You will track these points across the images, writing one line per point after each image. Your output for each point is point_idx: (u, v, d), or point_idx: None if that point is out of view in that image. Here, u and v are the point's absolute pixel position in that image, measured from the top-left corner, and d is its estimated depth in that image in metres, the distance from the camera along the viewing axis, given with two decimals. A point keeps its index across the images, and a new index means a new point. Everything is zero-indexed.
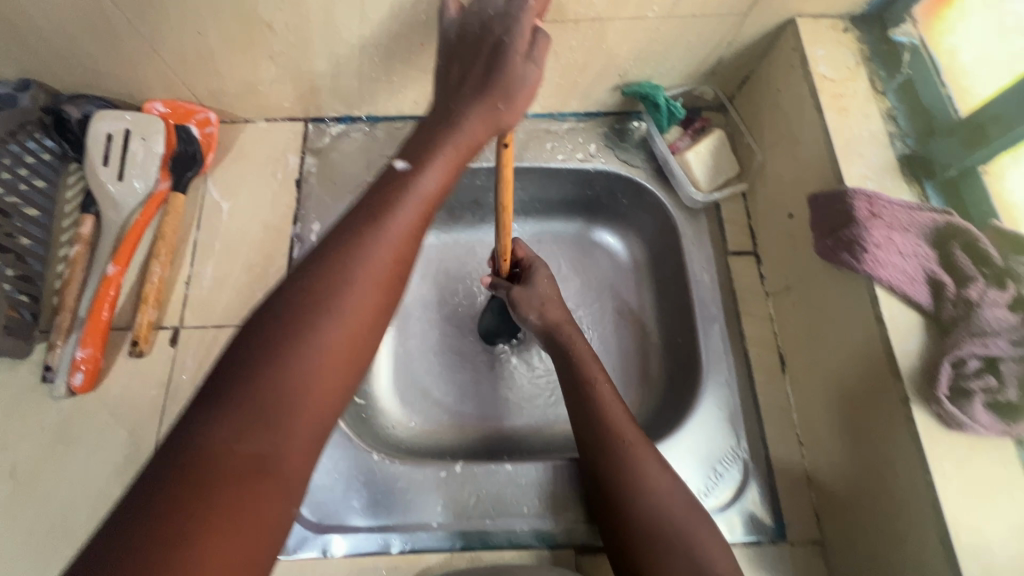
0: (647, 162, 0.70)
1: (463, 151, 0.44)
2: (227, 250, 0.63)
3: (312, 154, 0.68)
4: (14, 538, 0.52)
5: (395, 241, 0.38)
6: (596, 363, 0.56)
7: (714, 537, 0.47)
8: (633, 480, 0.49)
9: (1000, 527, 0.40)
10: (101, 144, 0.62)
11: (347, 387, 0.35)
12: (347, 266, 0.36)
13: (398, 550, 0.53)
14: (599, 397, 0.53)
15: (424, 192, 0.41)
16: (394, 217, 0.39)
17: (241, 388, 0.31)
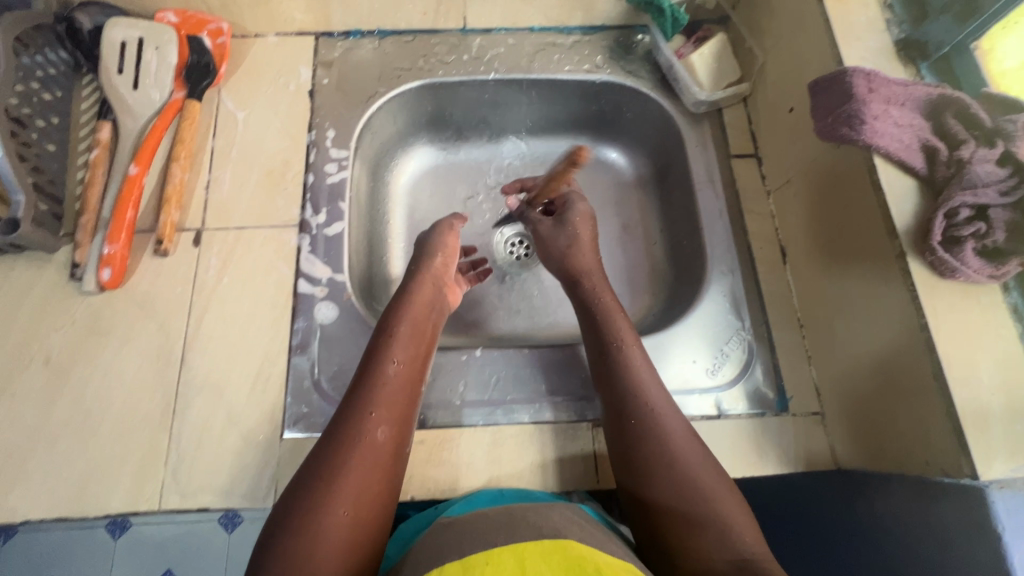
0: (652, 73, 0.72)
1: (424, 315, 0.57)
2: (244, 157, 0.65)
3: (324, 66, 0.70)
4: (52, 420, 0.53)
5: (379, 422, 0.48)
6: (622, 318, 0.56)
7: (741, 506, 0.44)
8: (655, 422, 0.48)
9: (988, 359, 0.44)
10: (116, 52, 0.63)
11: (372, 505, 0.44)
12: (346, 457, 0.45)
13: (424, 425, 0.56)
14: (624, 358, 0.52)
15: (397, 365, 0.52)
16: (375, 400, 0.49)
17: (284, 545, 0.40)
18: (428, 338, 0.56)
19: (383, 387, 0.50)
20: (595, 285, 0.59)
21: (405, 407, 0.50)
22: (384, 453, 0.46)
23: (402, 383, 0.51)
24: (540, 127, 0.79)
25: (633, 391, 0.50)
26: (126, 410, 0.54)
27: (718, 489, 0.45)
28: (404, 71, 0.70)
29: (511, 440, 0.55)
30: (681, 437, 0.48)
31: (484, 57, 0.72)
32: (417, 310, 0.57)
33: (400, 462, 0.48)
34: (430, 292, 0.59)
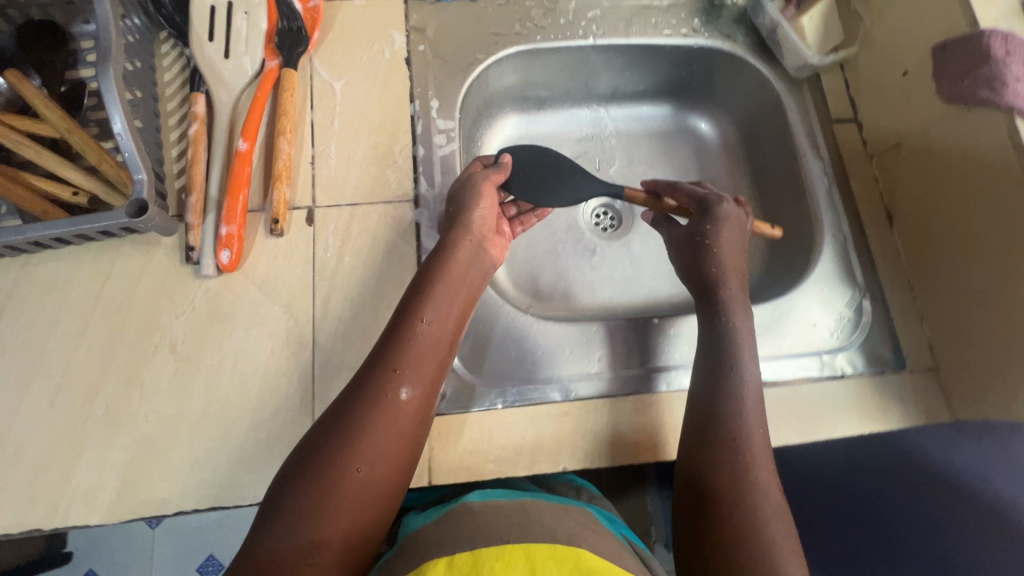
0: (749, 37, 0.71)
1: (460, 269, 0.55)
2: (347, 129, 0.62)
3: (418, 32, 0.66)
4: (188, 410, 0.52)
5: (405, 381, 0.48)
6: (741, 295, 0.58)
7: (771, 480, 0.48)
8: (733, 391, 0.52)
9: None
10: (205, 17, 0.59)
11: (389, 466, 0.45)
12: (370, 413, 0.46)
13: (564, 398, 0.56)
14: (735, 328, 0.55)
15: (426, 320, 0.51)
16: (403, 358, 0.49)
17: (291, 495, 0.42)
18: (460, 292, 0.54)
19: (413, 348, 0.49)
20: (726, 267, 0.59)
21: (433, 369, 0.50)
22: (407, 414, 0.47)
23: (430, 344, 0.50)
24: (624, 94, 0.78)
25: (727, 356, 0.54)
26: (263, 397, 0.53)
27: (757, 454, 0.49)
28: (501, 36, 0.68)
29: (650, 407, 0.57)
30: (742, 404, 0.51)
31: (581, 20, 0.69)
32: (456, 268, 0.54)
33: (425, 422, 0.49)
34: (467, 245, 0.56)
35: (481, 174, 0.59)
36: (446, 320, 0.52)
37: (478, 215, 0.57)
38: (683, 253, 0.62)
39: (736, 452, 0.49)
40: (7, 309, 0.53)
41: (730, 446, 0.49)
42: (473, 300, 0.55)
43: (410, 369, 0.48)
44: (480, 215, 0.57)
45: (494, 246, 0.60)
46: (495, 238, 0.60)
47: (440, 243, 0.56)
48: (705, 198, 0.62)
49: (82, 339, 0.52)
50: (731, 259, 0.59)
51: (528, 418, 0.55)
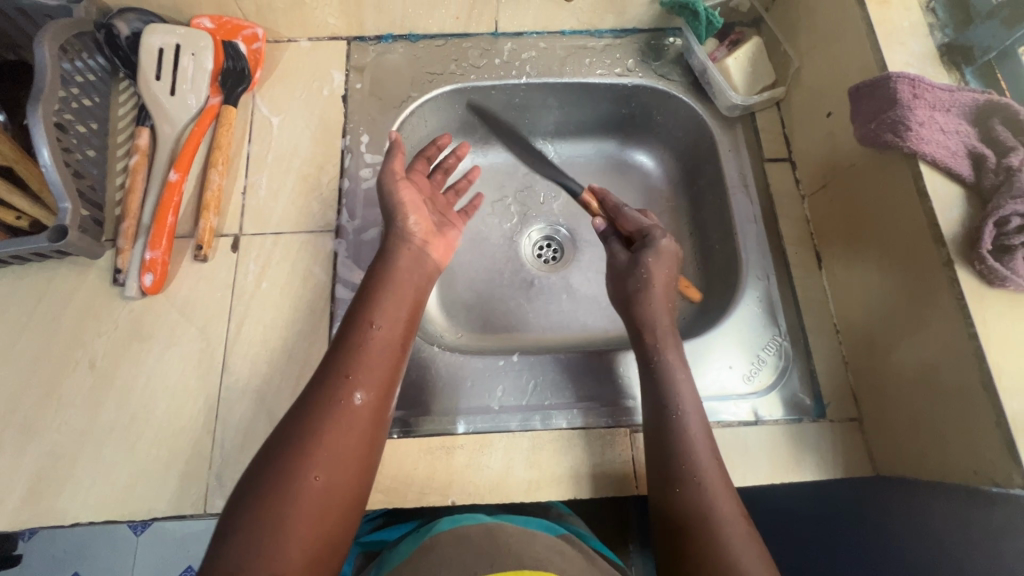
0: (684, 76, 0.71)
1: (412, 276, 0.55)
2: (280, 162, 0.65)
3: (357, 71, 0.70)
4: (99, 424, 0.54)
5: (360, 386, 0.47)
6: (676, 339, 0.57)
7: (735, 506, 0.47)
8: (674, 421, 0.51)
9: (1018, 366, 0.44)
10: (153, 57, 0.64)
11: (347, 476, 0.44)
12: (322, 424, 0.45)
13: (463, 431, 0.56)
14: (668, 366, 0.55)
15: (380, 328, 0.50)
16: (359, 366, 0.48)
17: (248, 515, 0.41)
18: (413, 299, 0.54)
19: (366, 353, 0.49)
20: (655, 306, 0.59)
21: (387, 373, 0.49)
22: (362, 421, 0.46)
23: (381, 349, 0.50)
24: (569, 130, 0.79)
25: (663, 391, 0.53)
26: (168, 417, 0.55)
27: (717, 486, 0.48)
28: (436, 75, 0.71)
29: (550, 445, 0.56)
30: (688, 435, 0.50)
31: (515, 60, 0.71)
32: (408, 271, 0.55)
33: (382, 427, 0.48)
34: (416, 253, 0.56)
35: (387, 171, 0.57)
36: (398, 323, 0.52)
37: (412, 224, 0.57)
38: (622, 284, 0.62)
39: (699, 484, 0.48)
40: None
41: (690, 479, 0.48)
42: (423, 301, 0.55)
43: (364, 376, 0.47)
44: (415, 222, 0.57)
45: (436, 246, 0.59)
46: (436, 239, 0.59)
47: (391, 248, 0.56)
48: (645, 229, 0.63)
49: (10, 352, 0.56)
50: (659, 299, 0.59)
51: (422, 449, 0.55)
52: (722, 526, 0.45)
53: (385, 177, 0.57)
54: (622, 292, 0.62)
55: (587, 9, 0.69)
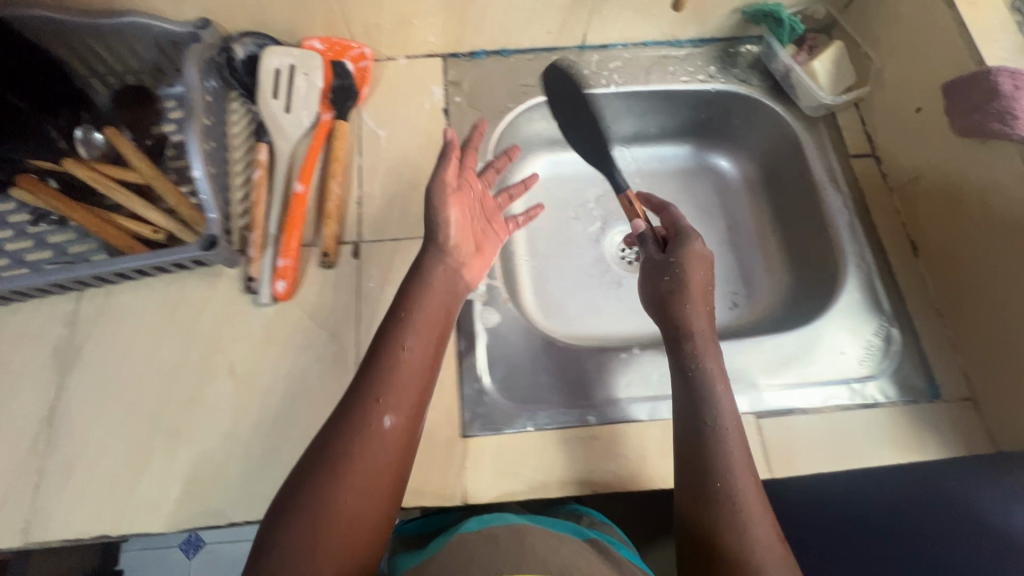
0: (764, 81, 0.75)
1: (439, 300, 0.55)
2: (391, 173, 0.68)
3: (455, 86, 0.73)
4: (243, 427, 0.56)
5: (393, 407, 0.47)
6: (711, 353, 0.56)
7: (770, 528, 0.46)
8: (712, 432, 0.51)
9: None
10: (271, 78, 0.67)
11: (380, 497, 0.44)
12: (354, 446, 0.44)
13: (594, 422, 0.58)
14: (706, 377, 0.54)
15: (409, 350, 0.50)
16: (392, 388, 0.48)
17: (284, 535, 0.41)
18: (440, 321, 0.54)
19: (395, 376, 0.48)
20: (698, 309, 0.59)
21: (414, 397, 0.48)
22: (389, 446, 0.46)
23: (414, 372, 0.49)
24: (648, 135, 0.83)
25: (698, 401, 0.53)
26: (307, 417, 0.57)
27: (749, 498, 0.47)
28: (529, 87, 0.74)
29: None
30: (721, 449, 0.50)
31: (603, 71, 0.75)
32: (432, 293, 0.55)
33: (412, 450, 0.48)
34: (445, 272, 0.57)
35: (439, 179, 0.56)
36: (429, 346, 0.51)
37: (450, 240, 0.57)
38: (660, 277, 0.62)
39: (730, 495, 0.48)
40: (91, 334, 0.60)
41: (722, 490, 0.48)
42: (445, 324, 0.54)
43: (395, 400, 0.47)
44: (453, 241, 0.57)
45: (472, 265, 0.60)
46: (474, 258, 0.60)
47: (422, 263, 0.56)
48: (681, 226, 0.64)
49: (153, 360, 0.58)
50: (698, 300, 0.59)
51: (557, 441, 0.57)
52: (751, 540, 0.45)
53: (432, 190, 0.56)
54: (649, 289, 0.63)
55: (671, 21, 0.73)
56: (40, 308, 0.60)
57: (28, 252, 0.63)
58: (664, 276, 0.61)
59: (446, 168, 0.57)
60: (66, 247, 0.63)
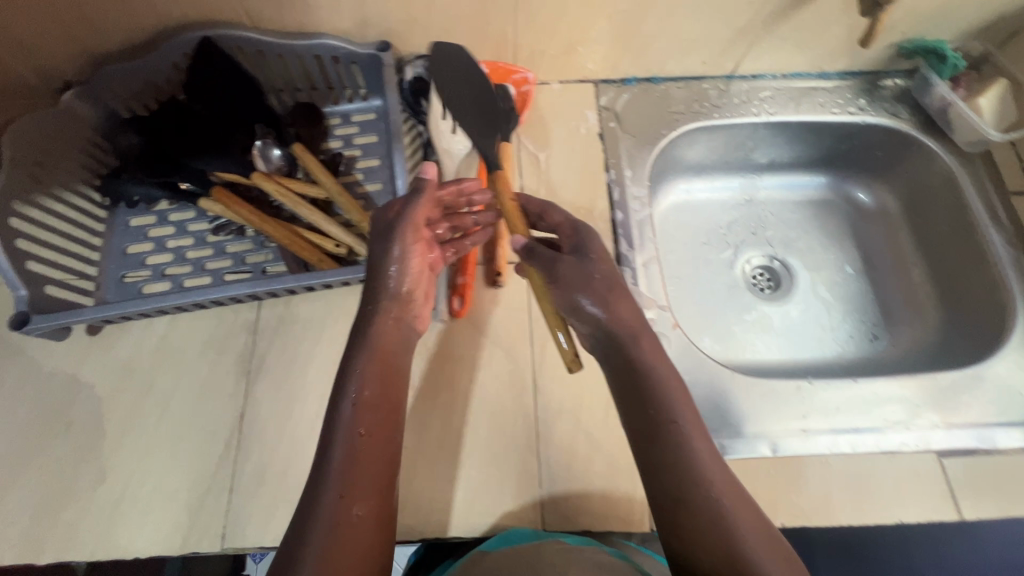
0: (913, 115, 0.75)
1: (381, 363, 0.49)
2: (552, 195, 0.70)
3: (608, 111, 0.75)
4: (429, 442, 0.57)
5: (357, 495, 0.41)
6: (666, 366, 0.50)
7: (766, 537, 0.40)
8: (678, 445, 0.44)
9: None
10: (442, 99, 0.69)
11: None
12: (313, 555, 0.38)
13: (776, 454, 0.58)
14: (663, 388, 0.48)
15: (358, 427, 0.44)
16: (353, 475, 0.42)
17: None
18: (388, 388, 0.48)
19: (347, 464, 0.42)
20: (631, 309, 0.52)
21: (381, 472, 0.43)
22: (367, 535, 0.40)
23: (380, 447, 0.44)
24: (784, 165, 0.84)
25: (659, 424, 0.46)
26: (491, 435, 0.58)
27: (730, 495, 0.42)
28: (680, 114, 0.75)
29: (860, 466, 0.57)
30: (689, 452, 0.44)
31: (753, 100, 0.76)
32: (378, 357, 0.50)
33: (387, 543, 0.41)
34: (390, 323, 0.52)
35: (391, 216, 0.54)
36: (381, 416, 0.46)
37: (402, 284, 0.53)
38: (564, 285, 0.52)
39: (705, 506, 0.41)
40: (273, 343, 0.61)
41: (698, 499, 0.42)
42: (398, 381, 0.50)
43: (363, 482, 0.42)
44: (402, 286, 0.53)
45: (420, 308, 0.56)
46: (424, 304, 0.57)
47: (365, 316, 0.52)
48: (577, 230, 0.57)
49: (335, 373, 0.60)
50: (625, 305, 0.52)
51: (742, 471, 0.56)
52: (743, 545, 0.39)
53: (387, 234, 0.53)
54: (569, 293, 0.52)
55: (825, 55, 0.74)
56: (225, 316, 0.62)
57: (208, 260, 0.65)
58: (580, 291, 0.52)
59: (421, 200, 0.54)
60: (246, 257, 0.65)
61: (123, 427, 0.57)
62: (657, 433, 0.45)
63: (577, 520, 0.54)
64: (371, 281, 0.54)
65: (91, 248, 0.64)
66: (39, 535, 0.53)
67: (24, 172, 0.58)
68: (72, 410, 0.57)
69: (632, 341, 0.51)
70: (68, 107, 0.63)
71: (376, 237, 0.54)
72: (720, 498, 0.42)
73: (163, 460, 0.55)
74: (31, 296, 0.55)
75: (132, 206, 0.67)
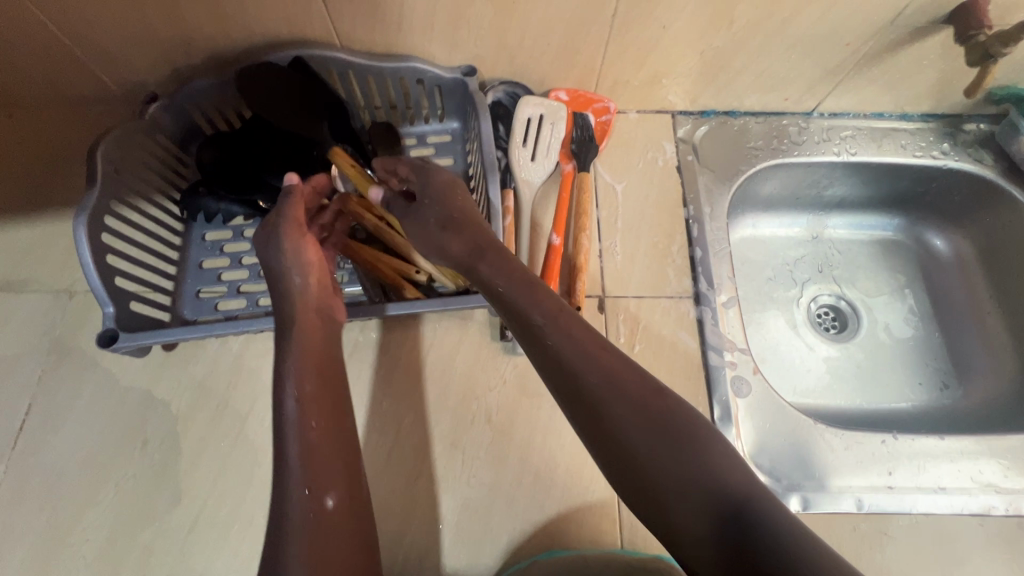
0: (998, 161, 0.74)
1: (311, 339, 0.49)
2: (629, 228, 0.69)
3: (685, 143, 0.73)
4: (506, 480, 0.56)
5: (314, 479, 0.41)
6: (554, 301, 0.45)
7: (699, 435, 0.38)
8: (590, 389, 0.40)
9: None
10: (523, 126, 0.69)
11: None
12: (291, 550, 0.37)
13: (863, 510, 0.56)
14: (552, 327, 0.43)
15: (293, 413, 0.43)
16: (296, 459, 0.41)
17: None
18: (310, 358, 0.47)
19: (296, 453, 0.41)
20: (478, 232, 0.50)
21: (340, 461, 0.43)
22: (344, 528, 0.40)
23: (334, 442, 0.44)
24: (856, 204, 0.83)
25: (567, 374, 0.41)
26: (569, 475, 0.56)
27: (646, 402, 0.39)
28: (759, 150, 0.74)
29: (947, 531, 0.56)
30: (616, 386, 0.40)
31: (834, 139, 0.75)
32: (309, 352, 0.48)
33: (365, 522, 0.42)
34: (312, 311, 0.51)
35: (262, 236, 0.53)
36: (315, 394, 0.45)
37: (302, 281, 0.52)
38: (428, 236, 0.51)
39: (651, 430, 0.38)
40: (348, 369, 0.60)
41: (641, 431, 0.38)
42: (337, 369, 0.49)
43: (324, 479, 0.41)
44: (302, 282, 0.51)
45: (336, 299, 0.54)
46: (337, 296, 0.54)
47: (282, 317, 0.50)
48: (420, 168, 0.54)
49: (410, 403, 0.59)
50: (460, 229, 0.50)
51: (824, 527, 0.55)
52: (679, 455, 0.37)
53: (270, 244, 0.52)
54: (436, 238, 0.50)
55: (910, 97, 0.73)
56: None
57: None
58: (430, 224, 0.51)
59: (289, 209, 0.53)
60: None
61: (197, 447, 0.56)
62: (578, 383, 0.40)
63: None
64: (275, 288, 0.52)
65: (167, 262, 0.64)
66: (116, 553, 0.52)
67: (109, 184, 0.58)
68: (147, 428, 0.57)
69: (507, 278, 0.47)
70: (153, 119, 0.63)
71: (263, 251, 0.53)
72: (672, 415, 0.38)
73: (237, 484, 0.55)
74: (117, 313, 0.54)
75: (208, 220, 0.66)
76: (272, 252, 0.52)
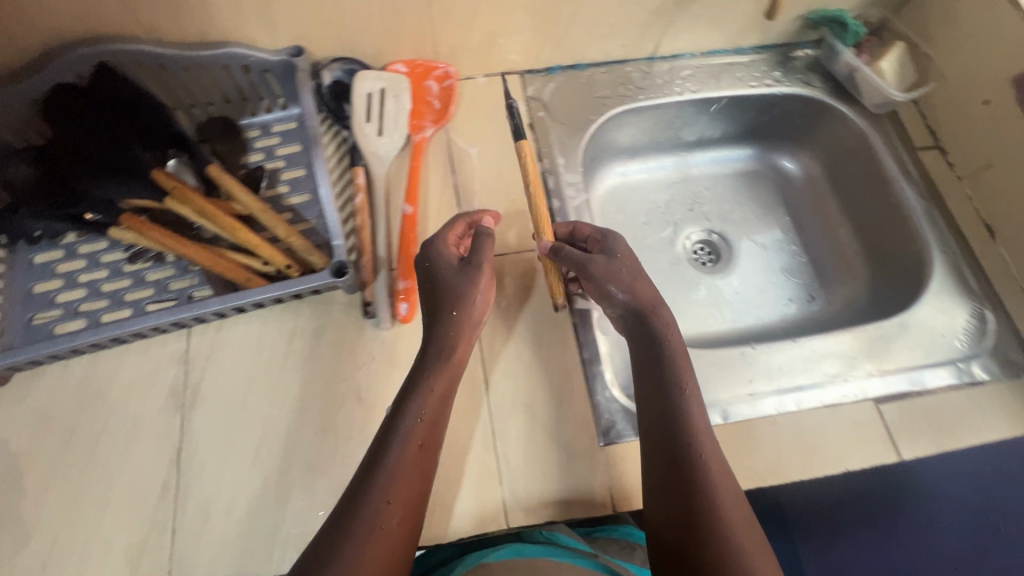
0: (825, 83, 0.79)
1: (446, 380, 0.51)
2: (487, 189, 0.69)
3: (535, 101, 0.74)
4: None
5: (402, 496, 0.45)
6: (686, 357, 0.54)
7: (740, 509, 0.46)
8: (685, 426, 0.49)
9: None
10: (363, 102, 0.67)
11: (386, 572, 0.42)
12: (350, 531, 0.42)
13: (725, 421, 0.59)
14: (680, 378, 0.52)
15: (411, 431, 0.48)
16: (395, 471, 0.45)
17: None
18: (446, 393, 0.51)
19: (395, 467, 0.46)
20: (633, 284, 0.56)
21: (421, 484, 0.47)
22: (399, 538, 0.44)
23: (431, 462, 0.48)
24: (715, 139, 0.87)
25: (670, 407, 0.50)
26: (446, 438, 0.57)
27: (716, 466, 0.48)
28: (607, 98, 0.76)
29: (808, 426, 0.59)
30: (700, 449, 0.48)
31: (675, 79, 0.78)
32: (441, 381, 0.51)
33: (415, 536, 0.45)
34: (464, 330, 0.54)
35: (443, 252, 0.56)
36: (435, 423, 0.49)
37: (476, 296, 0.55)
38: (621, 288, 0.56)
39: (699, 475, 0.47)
40: (206, 373, 0.57)
41: (702, 484, 0.47)
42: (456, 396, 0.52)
43: (404, 494, 0.45)
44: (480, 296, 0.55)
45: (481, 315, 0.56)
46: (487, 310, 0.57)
47: (443, 334, 0.53)
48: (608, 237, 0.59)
49: (275, 396, 0.57)
50: (648, 285, 0.57)
51: None
52: (721, 516, 0.45)
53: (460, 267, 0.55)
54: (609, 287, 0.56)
55: (737, 31, 0.77)
56: (150, 350, 0.58)
57: (127, 291, 0.61)
58: (611, 283, 0.56)
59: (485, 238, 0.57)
60: (168, 284, 0.61)
61: (44, 481, 0.52)
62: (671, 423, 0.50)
63: (541, 513, 0.54)
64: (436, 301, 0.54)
65: None
66: None
67: None
68: None
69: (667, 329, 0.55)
70: None
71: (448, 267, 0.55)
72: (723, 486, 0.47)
73: (94, 513, 0.52)
74: None
75: (33, 243, 0.62)
76: (460, 270, 0.55)
